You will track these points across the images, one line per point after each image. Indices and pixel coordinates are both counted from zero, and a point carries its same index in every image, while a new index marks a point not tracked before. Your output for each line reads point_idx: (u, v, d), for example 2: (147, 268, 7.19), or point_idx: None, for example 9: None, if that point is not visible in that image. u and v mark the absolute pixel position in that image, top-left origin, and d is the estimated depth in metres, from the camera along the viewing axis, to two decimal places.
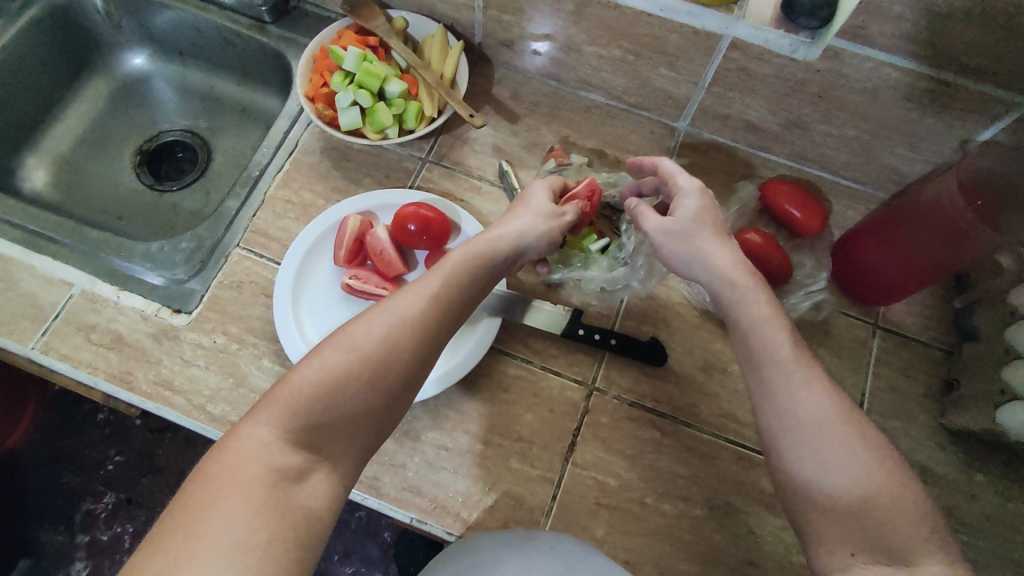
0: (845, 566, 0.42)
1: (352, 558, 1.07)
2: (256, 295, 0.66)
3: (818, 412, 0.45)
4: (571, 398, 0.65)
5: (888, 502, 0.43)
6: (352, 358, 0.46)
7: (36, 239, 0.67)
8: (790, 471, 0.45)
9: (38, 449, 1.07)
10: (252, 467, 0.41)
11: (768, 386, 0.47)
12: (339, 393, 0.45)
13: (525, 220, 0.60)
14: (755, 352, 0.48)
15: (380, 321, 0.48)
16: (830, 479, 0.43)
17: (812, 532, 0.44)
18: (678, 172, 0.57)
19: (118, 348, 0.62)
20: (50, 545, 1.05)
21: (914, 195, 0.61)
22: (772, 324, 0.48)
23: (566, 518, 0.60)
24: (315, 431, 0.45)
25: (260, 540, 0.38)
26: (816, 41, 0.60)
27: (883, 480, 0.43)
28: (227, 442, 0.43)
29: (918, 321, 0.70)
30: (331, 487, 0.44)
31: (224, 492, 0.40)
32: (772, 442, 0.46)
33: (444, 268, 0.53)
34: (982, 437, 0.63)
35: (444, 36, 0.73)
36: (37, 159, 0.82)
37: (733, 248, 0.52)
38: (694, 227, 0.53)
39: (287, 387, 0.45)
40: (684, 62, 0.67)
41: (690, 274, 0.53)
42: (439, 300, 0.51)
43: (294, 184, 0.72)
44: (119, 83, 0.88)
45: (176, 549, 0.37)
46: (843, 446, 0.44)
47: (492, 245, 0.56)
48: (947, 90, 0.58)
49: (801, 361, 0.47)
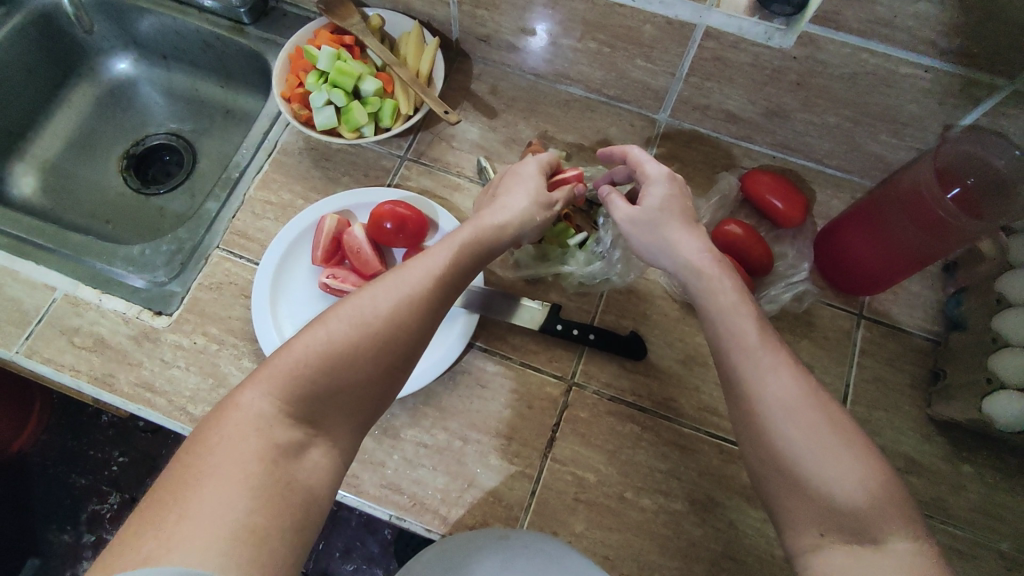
0: (815, 547, 0.42)
1: (352, 556, 1.08)
2: (236, 296, 0.66)
3: (785, 397, 0.43)
4: (550, 393, 0.64)
5: (858, 485, 0.41)
6: (358, 330, 0.45)
7: (21, 244, 0.68)
8: (761, 456, 0.44)
9: (45, 450, 1.09)
10: (251, 444, 0.40)
11: (735, 373, 0.46)
12: (343, 366, 0.44)
13: (526, 201, 0.59)
14: (721, 339, 0.47)
15: (389, 293, 0.47)
16: (800, 463, 0.42)
17: (784, 515, 0.43)
18: (647, 160, 0.58)
19: (100, 350, 0.63)
20: (58, 545, 1.06)
21: (892, 184, 0.60)
22: (737, 311, 0.47)
23: (544, 514, 0.60)
24: (315, 406, 0.44)
25: (256, 522, 0.38)
26: (790, 28, 0.59)
27: (852, 462, 0.42)
28: (225, 412, 0.42)
29: (904, 310, 0.69)
30: (331, 461, 0.44)
31: (219, 470, 0.39)
32: (742, 428, 0.45)
33: (454, 243, 0.52)
34: (969, 427, 0.62)
35: (419, 34, 0.74)
36: (26, 165, 0.83)
37: (700, 237, 0.53)
38: (659, 216, 0.54)
39: (290, 357, 0.44)
40: (659, 52, 0.66)
41: (655, 262, 0.54)
42: (447, 276, 0.50)
43: (273, 185, 0.73)
44: (105, 88, 0.89)
45: (169, 529, 0.36)
46: (811, 429, 0.43)
47: (496, 226, 0.56)
48: (925, 75, 0.57)
49: (766, 344, 0.46)
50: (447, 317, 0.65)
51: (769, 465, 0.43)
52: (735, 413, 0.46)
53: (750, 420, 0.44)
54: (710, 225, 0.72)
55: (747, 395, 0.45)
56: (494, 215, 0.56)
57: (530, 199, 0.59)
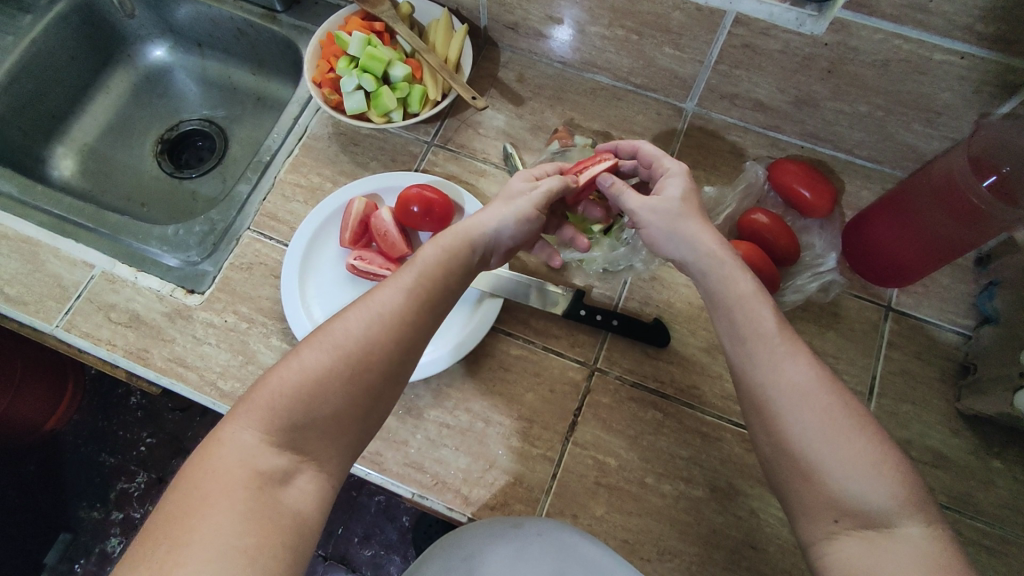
0: (830, 535, 0.42)
1: (371, 542, 1.09)
2: (266, 276, 0.68)
3: (802, 382, 0.45)
4: (572, 378, 0.65)
5: (870, 467, 0.42)
6: (332, 356, 0.45)
7: (62, 223, 0.71)
8: (773, 442, 0.45)
9: (78, 429, 1.13)
10: (235, 474, 0.41)
11: (751, 357, 0.47)
12: (320, 392, 0.44)
13: (502, 206, 0.57)
14: (738, 326, 0.49)
15: (360, 315, 0.47)
16: (812, 445, 0.43)
17: (797, 502, 0.44)
18: (665, 158, 0.60)
19: (136, 326, 0.65)
20: (87, 522, 1.08)
21: (925, 171, 0.60)
22: (755, 298, 0.49)
23: (565, 497, 0.60)
24: (299, 433, 0.44)
25: (249, 544, 0.38)
26: (823, 15, 0.58)
27: (865, 446, 0.43)
28: (210, 447, 0.42)
29: (934, 302, 0.68)
30: (318, 488, 0.44)
31: (209, 501, 0.39)
32: (754, 412, 0.47)
33: (417, 265, 0.51)
34: (998, 420, 0.61)
35: (448, 21, 0.75)
36: (66, 149, 0.86)
37: (716, 230, 0.54)
38: (682, 208, 0.55)
39: (267, 390, 0.44)
40: (688, 40, 0.66)
41: (673, 254, 0.55)
42: (418, 292, 0.50)
43: (303, 168, 0.74)
44: (142, 75, 0.92)
45: (161, 558, 0.36)
46: (825, 413, 0.44)
47: (465, 240, 0.54)
48: (961, 62, 0.56)
49: (785, 332, 0.47)
50: (469, 298, 0.66)
51: (781, 451, 0.44)
52: (748, 399, 0.47)
53: (761, 407, 0.46)
54: (735, 214, 0.72)
55: (762, 380, 0.46)
56: (470, 227, 0.55)
57: (504, 205, 0.58)
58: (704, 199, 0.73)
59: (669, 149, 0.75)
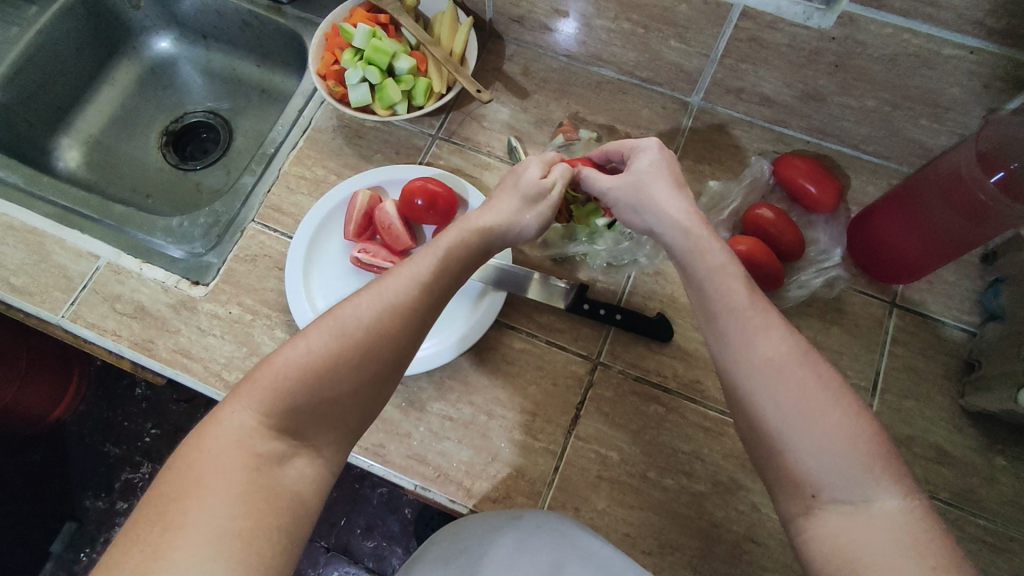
0: (809, 511, 0.42)
1: (374, 533, 1.10)
2: (269, 269, 0.68)
3: (775, 355, 0.44)
4: (575, 371, 0.65)
5: (846, 440, 0.41)
6: (339, 341, 0.45)
7: (70, 214, 0.71)
8: (749, 419, 0.45)
9: (83, 420, 1.13)
10: (234, 456, 0.41)
11: (724, 331, 0.47)
12: (325, 376, 0.44)
13: (512, 197, 0.58)
14: (710, 301, 0.49)
15: (371, 302, 0.47)
16: (787, 421, 0.43)
17: (776, 479, 0.44)
18: (629, 140, 0.61)
19: (140, 317, 0.65)
20: (93, 511, 1.09)
21: (932, 167, 0.59)
22: (725, 271, 0.49)
23: (567, 490, 0.60)
24: (298, 418, 0.44)
25: (244, 528, 0.38)
26: (830, 7, 0.57)
27: (841, 418, 0.42)
28: (209, 427, 0.42)
29: (940, 299, 0.67)
30: (316, 471, 0.44)
31: (204, 483, 0.39)
32: (729, 391, 0.46)
33: (439, 250, 0.52)
34: (1003, 418, 0.60)
35: (453, 13, 0.75)
36: (71, 139, 0.86)
37: (687, 198, 0.55)
38: (649, 176, 0.56)
39: (270, 371, 0.44)
40: (694, 33, 0.66)
41: (648, 225, 0.56)
42: (433, 284, 0.50)
43: (307, 160, 0.74)
44: (148, 66, 0.92)
45: (155, 542, 0.37)
46: (799, 388, 0.43)
47: (467, 234, 0.54)
48: (970, 56, 0.55)
49: (756, 304, 0.47)
50: (468, 292, 0.66)
51: (755, 427, 0.44)
52: (725, 379, 0.47)
53: (736, 382, 0.45)
54: (740, 209, 0.72)
55: (740, 354, 0.45)
56: (468, 220, 0.55)
57: (521, 197, 0.58)
58: (710, 193, 0.73)
59: (674, 143, 0.75)
